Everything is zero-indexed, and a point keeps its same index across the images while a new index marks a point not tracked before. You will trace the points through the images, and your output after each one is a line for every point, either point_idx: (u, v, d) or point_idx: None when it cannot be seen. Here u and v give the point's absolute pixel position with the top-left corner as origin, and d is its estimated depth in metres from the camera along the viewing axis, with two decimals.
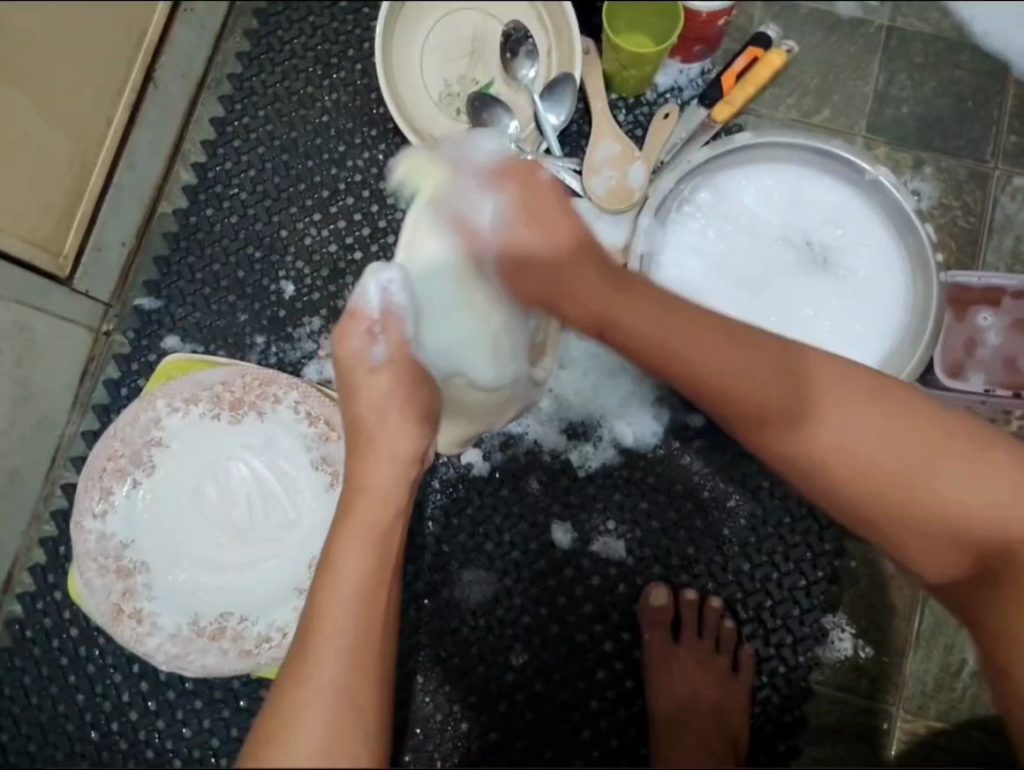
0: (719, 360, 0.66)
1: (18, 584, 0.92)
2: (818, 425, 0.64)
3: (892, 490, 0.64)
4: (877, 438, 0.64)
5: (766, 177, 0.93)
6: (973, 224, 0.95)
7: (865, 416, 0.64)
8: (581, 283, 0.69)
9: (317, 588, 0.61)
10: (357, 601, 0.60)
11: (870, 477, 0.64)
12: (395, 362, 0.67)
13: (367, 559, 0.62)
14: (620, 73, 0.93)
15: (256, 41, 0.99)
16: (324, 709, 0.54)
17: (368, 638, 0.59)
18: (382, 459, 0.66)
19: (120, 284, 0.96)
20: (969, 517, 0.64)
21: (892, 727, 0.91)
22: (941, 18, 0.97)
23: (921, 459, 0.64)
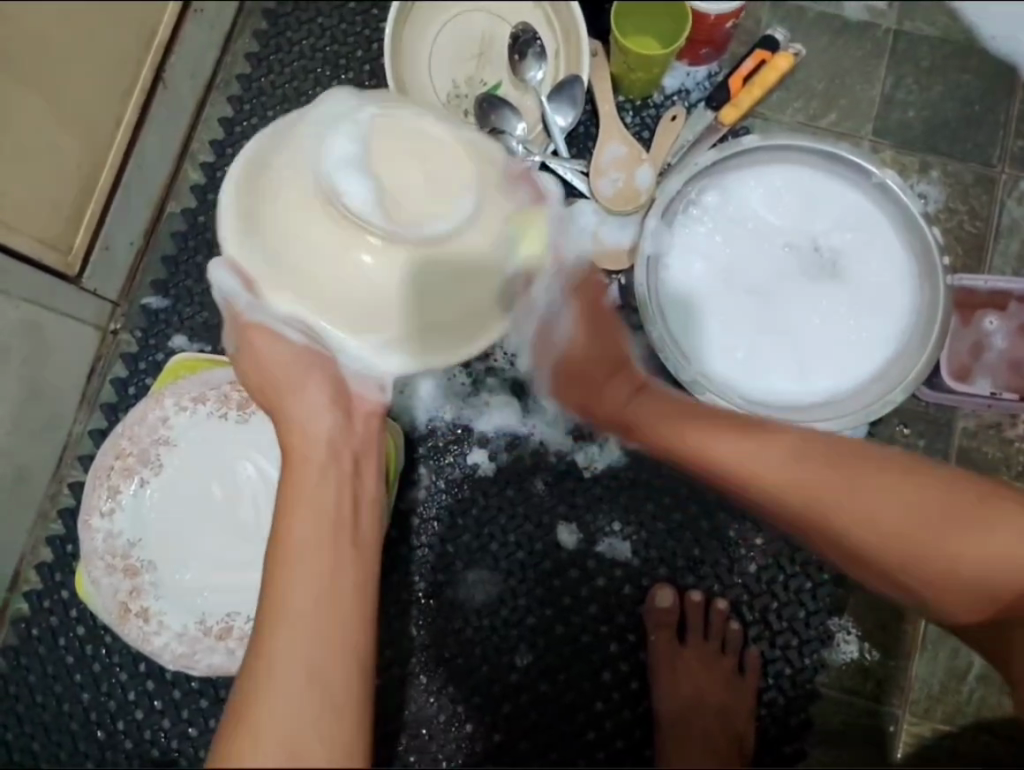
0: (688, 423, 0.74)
1: (24, 582, 0.93)
2: (767, 476, 0.70)
3: (870, 544, 0.68)
4: (838, 493, 0.68)
5: (773, 180, 0.93)
6: (980, 228, 0.96)
7: (826, 474, 0.69)
8: (614, 384, 0.79)
9: (268, 567, 0.56)
10: (310, 552, 0.56)
11: (877, 532, 0.68)
12: (240, 334, 0.66)
13: (310, 516, 0.58)
14: (628, 75, 0.93)
15: (266, 42, 0.99)
16: (292, 679, 0.50)
17: (329, 605, 0.54)
18: (304, 415, 0.65)
19: (128, 283, 0.97)
20: (948, 571, 0.67)
21: (898, 729, 0.91)
22: (948, 22, 0.98)
23: (892, 511, 0.67)
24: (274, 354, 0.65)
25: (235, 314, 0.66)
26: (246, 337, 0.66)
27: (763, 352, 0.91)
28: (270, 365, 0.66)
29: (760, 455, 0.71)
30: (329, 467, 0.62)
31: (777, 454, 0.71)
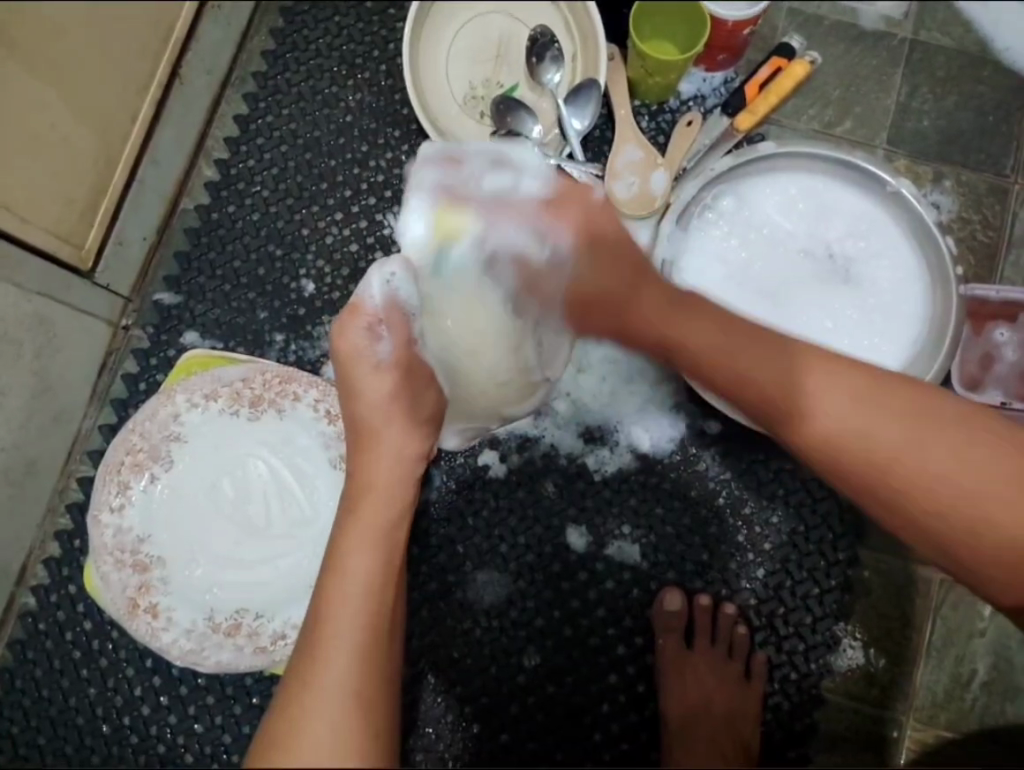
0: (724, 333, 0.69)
1: (31, 575, 0.92)
2: (826, 393, 0.65)
3: (901, 477, 0.64)
4: (867, 404, 0.64)
5: (789, 187, 0.94)
6: (992, 238, 0.96)
7: (874, 395, 0.65)
8: (642, 294, 0.71)
9: (321, 597, 0.61)
10: (363, 594, 0.60)
11: (918, 478, 0.63)
12: (400, 362, 0.68)
13: (372, 559, 0.62)
14: (646, 80, 0.93)
15: (282, 39, 0.99)
16: (338, 700, 0.54)
17: (373, 635, 0.59)
18: (388, 454, 0.68)
19: (140, 279, 0.96)
20: (964, 489, 0.63)
21: (902, 736, 0.92)
22: (964, 33, 0.98)
23: (913, 432, 0.63)
24: (405, 401, 0.69)
25: (408, 349, 0.68)
26: (410, 370, 0.69)
27: None
28: (416, 414, 0.70)
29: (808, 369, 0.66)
30: (401, 506, 0.67)
31: (834, 380, 0.65)
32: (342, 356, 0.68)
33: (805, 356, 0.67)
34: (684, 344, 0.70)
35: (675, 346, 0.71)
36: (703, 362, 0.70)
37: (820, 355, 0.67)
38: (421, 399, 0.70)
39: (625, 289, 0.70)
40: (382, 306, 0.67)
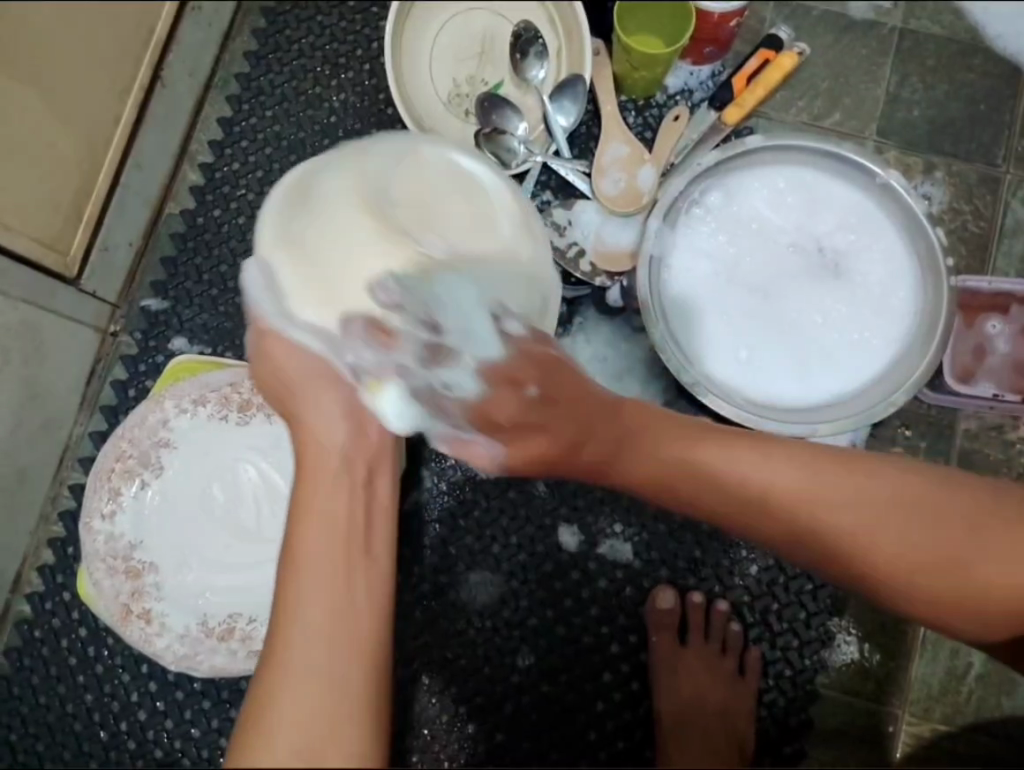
0: (695, 450, 0.69)
1: (26, 583, 0.93)
2: (785, 493, 0.67)
3: (899, 568, 0.66)
4: (814, 493, 0.67)
5: (777, 180, 0.93)
6: (983, 229, 0.95)
7: (872, 497, 0.67)
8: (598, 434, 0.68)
9: (283, 588, 0.59)
10: (320, 586, 0.58)
11: (915, 568, 0.66)
12: (259, 343, 0.64)
13: (322, 540, 0.59)
14: (631, 75, 0.92)
15: (265, 39, 0.98)
16: (303, 704, 0.53)
17: (339, 616, 0.57)
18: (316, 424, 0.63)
19: (127, 284, 0.96)
20: (943, 572, 0.66)
21: (897, 729, 0.92)
22: (954, 20, 0.97)
23: (909, 524, 0.66)
24: (294, 363, 0.63)
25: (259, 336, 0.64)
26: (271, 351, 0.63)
27: (764, 355, 0.91)
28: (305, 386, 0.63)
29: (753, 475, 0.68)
30: (345, 476, 0.62)
31: (780, 474, 0.68)
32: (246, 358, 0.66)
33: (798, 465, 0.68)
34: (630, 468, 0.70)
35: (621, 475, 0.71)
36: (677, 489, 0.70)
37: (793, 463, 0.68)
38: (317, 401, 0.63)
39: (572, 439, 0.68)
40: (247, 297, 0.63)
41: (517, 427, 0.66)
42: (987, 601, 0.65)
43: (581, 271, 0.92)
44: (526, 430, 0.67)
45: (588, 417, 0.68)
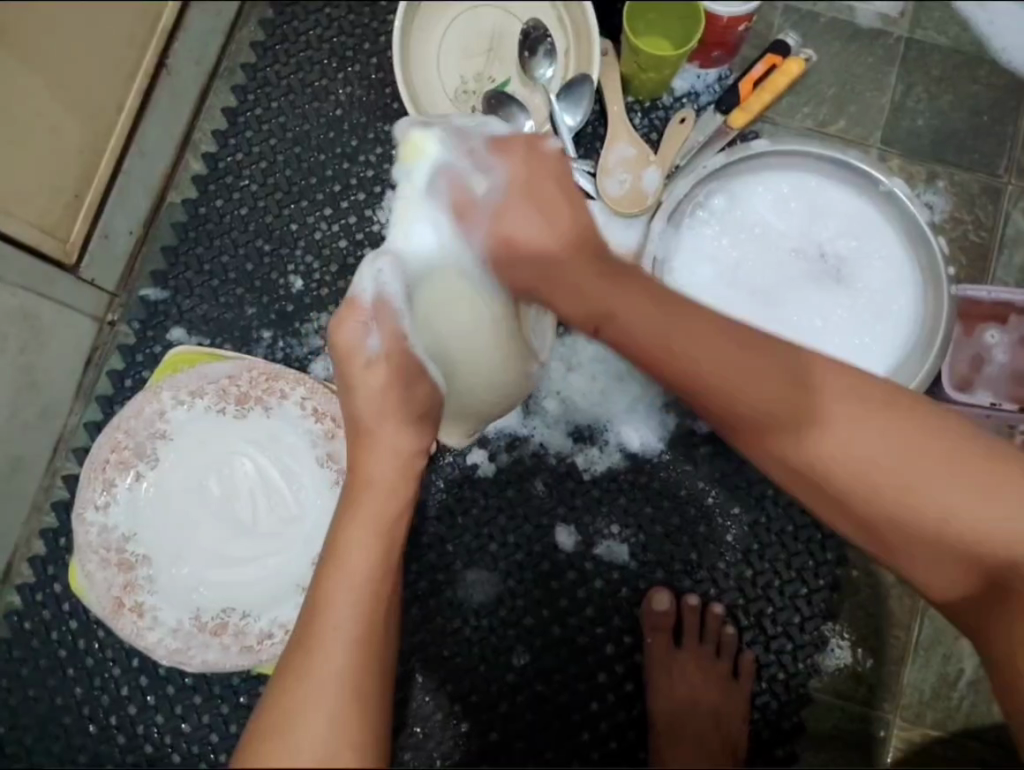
0: (675, 321, 0.65)
1: (16, 574, 0.91)
2: (821, 385, 0.63)
3: (849, 478, 0.63)
4: (845, 396, 0.63)
5: (782, 185, 0.93)
6: (984, 239, 0.96)
7: (852, 399, 0.63)
8: (558, 284, 0.67)
9: (319, 585, 0.59)
10: (366, 592, 0.58)
11: (861, 475, 0.63)
12: (388, 355, 0.65)
13: (371, 551, 0.60)
14: (639, 76, 0.92)
15: (272, 30, 0.97)
16: (333, 701, 0.53)
17: (372, 629, 0.57)
18: (383, 448, 0.65)
19: (126, 273, 0.95)
20: (901, 486, 0.63)
21: (888, 734, 0.92)
22: (960, 31, 0.98)
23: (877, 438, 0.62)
24: (373, 376, 0.65)
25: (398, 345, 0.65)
26: (401, 366, 0.65)
27: None
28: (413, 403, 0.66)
29: (801, 363, 0.63)
30: (400, 497, 0.64)
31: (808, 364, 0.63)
32: (337, 350, 0.65)
33: (788, 353, 0.64)
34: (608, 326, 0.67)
35: (601, 330, 0.67)
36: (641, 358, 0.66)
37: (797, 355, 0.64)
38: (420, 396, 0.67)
39: (554, 262, 0.67)
40: (371, 302, 0.65)
41: (534, 261, 0.68)
42: (941, 533, 0.64)
43: None
44: (537, 261, 0.68)
45: (574, 251, 0.68)
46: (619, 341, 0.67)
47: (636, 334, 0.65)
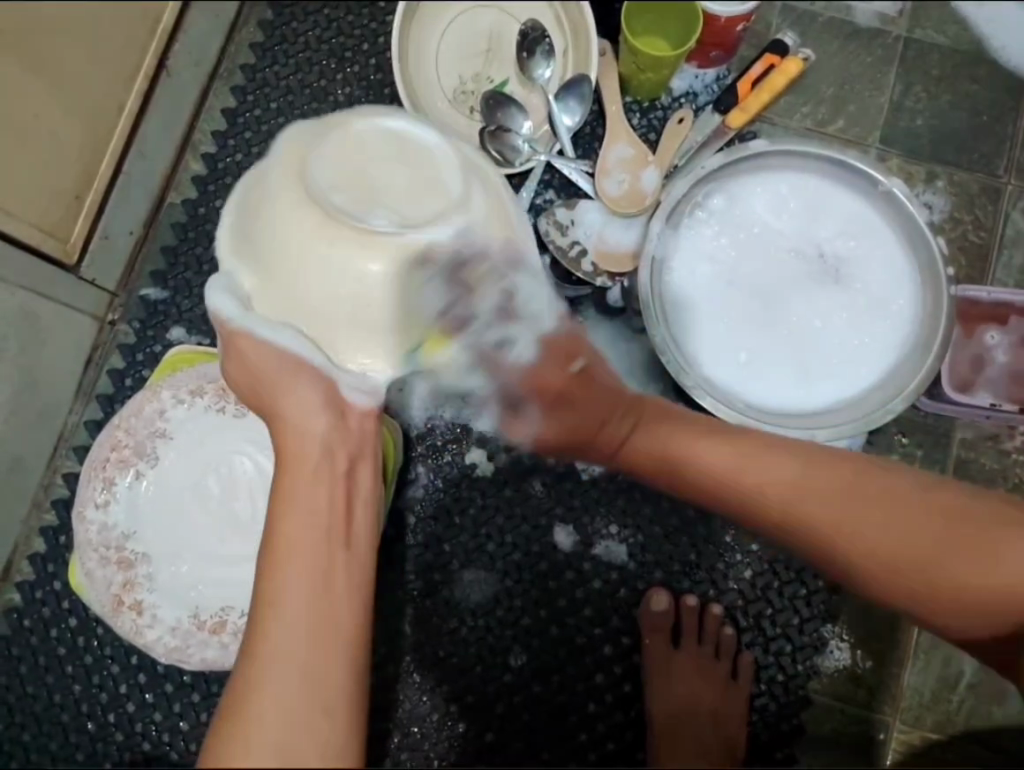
0: (665, 455, 0.76)
1: (16, 572, 0.92)
2: (812, 498, 0.71)
3: (875, 567, 0.69)
4: (833, 493, 0.70)
5: (780, 185, 0.93)
6: (984, 239, 0.95)
7: (860, 500, 0.70)
8: (661, 429, 0.77)
9: (263, 569, 0.58)
10: (307, 566, 0.57)
11: (888, 566, 0.69)
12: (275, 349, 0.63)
13: (307, 522, 0.59)
14: (637, 76, 0.92)
15: (271, 31, 0.98)
16: (285, 675, 0.53)
17: (316, 607, 0.56)
18: (292, 425, 0.63)
19: (127, 273, 0.96)
20: (920, 569, 0.68)
21: (888, 737, 0.92)
22: (959, 31, 0.97)
23: (893, 529, 0.69)
24: (271, 361, 0.63)
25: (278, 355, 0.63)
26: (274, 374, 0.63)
27: (766, 360, 0.91)
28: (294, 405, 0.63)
29: (802, 475, 0.72)
30: (328, 459, 0.62)
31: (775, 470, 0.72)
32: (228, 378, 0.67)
33: (791, 467, 0.72)
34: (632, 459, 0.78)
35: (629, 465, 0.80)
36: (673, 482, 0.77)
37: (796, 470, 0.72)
38: (297, 395, 0.63)
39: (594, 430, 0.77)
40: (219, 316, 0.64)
41: (558, 398, 0.78)
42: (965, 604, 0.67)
43: (583, 270, 0.91)
44: (561, 402, 0.78)
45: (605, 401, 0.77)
46: (648, 467, 0.78)
47: (645, 453, 0.77)
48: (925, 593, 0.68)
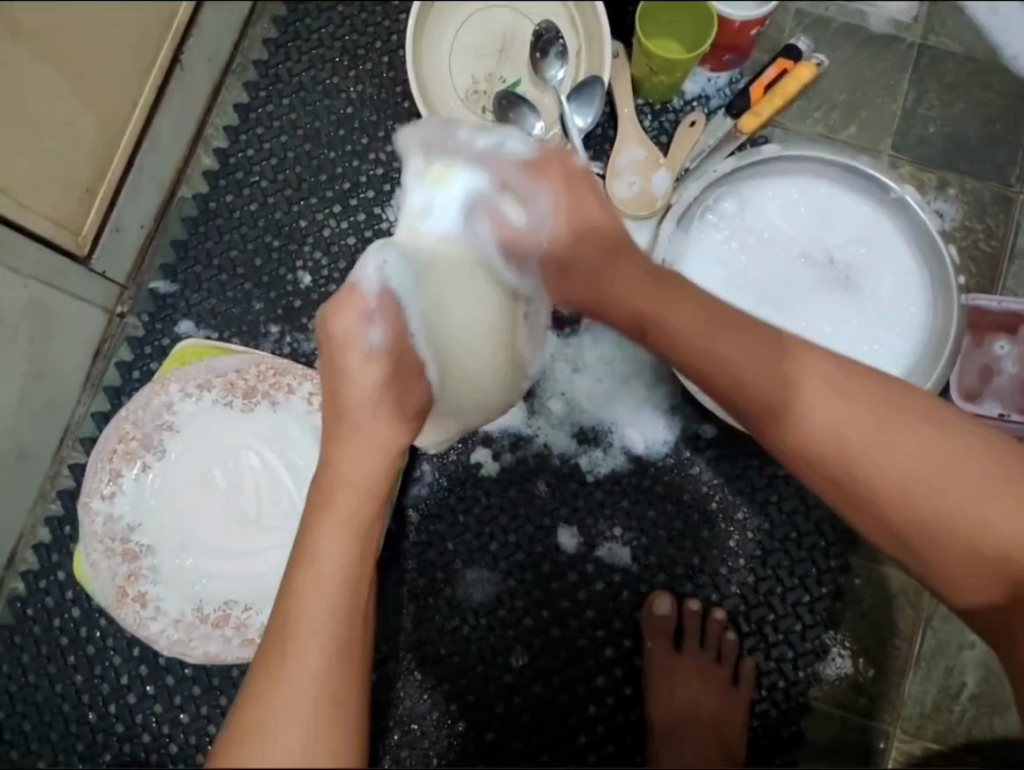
0: (722, 335, 0.66)
1: (21, 562, 0.92)
2: (842, 417, 0.63)
3: (897, 496, 0.63)
4: (876, 416, 0.63)
5: (792, 190, 0.93)
6: (995, 248, 0.95)
7: (911, 424, 0.63)
8: (616, 271, 0.69)
9: (291, 586, 0.59)
10: (337, 590, 0.59)
11: (905, 494, 0.63)
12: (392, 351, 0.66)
13: (344, 548, 0.61)
14: (650, 78, 0.92)
15: (285, 27, 0.98)
16: (310, 695, 0.53)
17: (347, 628, 0.57)
18: (356, 451, 0.65)
19: (137, 266, 0.96)
20: (944, 504, 0.62)
21: (889, 746, 0.91)
22: (973, 39, 0.97)
23: (933, 470, 0.62)
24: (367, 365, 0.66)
25: (400, 341, 0.66)
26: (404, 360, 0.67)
27: None
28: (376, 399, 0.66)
29: (834, 377, 0.64)
30: (375, 500, 0.65)
31: (818, 381, 0.64)
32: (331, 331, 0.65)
33: (828, 370, 0.64)
34: (659, 330, 0.68)
35: (646, 330, 0.69)
36: (678, 357, 0.68)
37: (838, 372, 0.64)
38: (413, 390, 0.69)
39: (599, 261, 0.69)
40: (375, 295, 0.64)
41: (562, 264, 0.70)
42: (986, 553, 0.62)
43: None
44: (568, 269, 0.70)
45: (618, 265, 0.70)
46: (666, 349, 0.69)
47: (686, 332, 0.67)
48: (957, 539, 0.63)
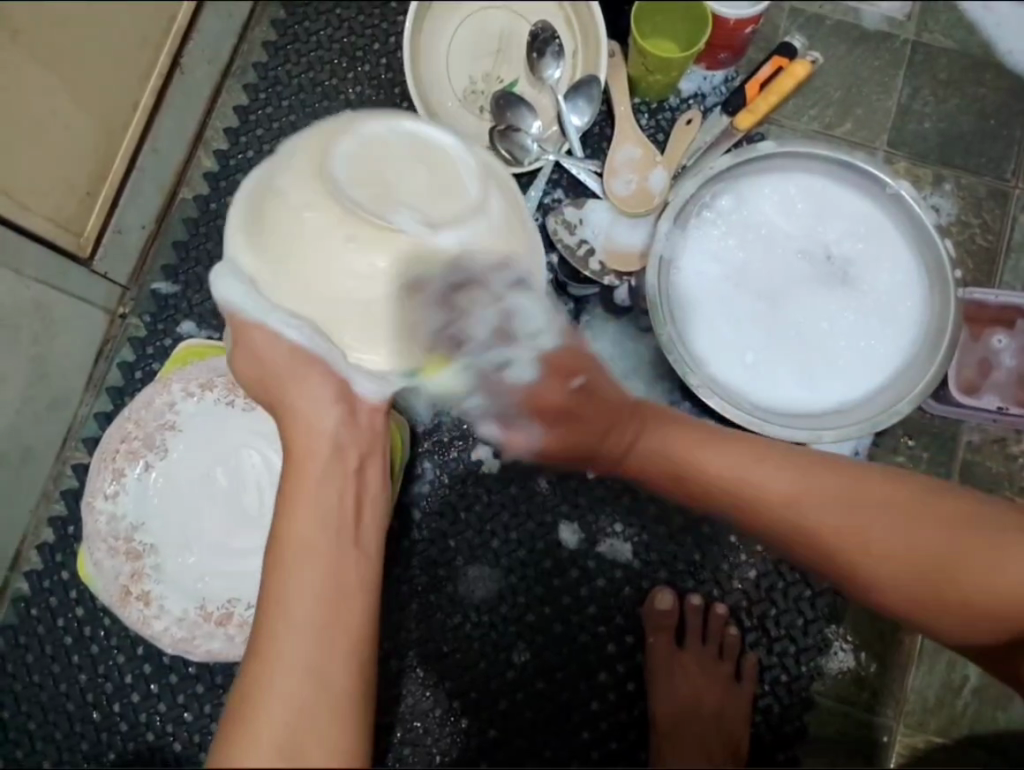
0: (687, 447, 0.73)
1: (25, 561, 0.93)
2: (809, 503, 0.70)
3: (882, 564, 0.69)
4: (839, 497, 0.69)
5: (788, 187, 0.94)
6: (991, 242, 0.96)
7: (871, 499, 0.69)
8: (616, 432, 0.74)
9: (270, 569, 0.58)
10: (314, 570, 0.57)
11: (892, 561, 0.68)
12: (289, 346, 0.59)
13: (314, 526, 0.58)
14: (646, 77, 0.93)
15: (284, 30, 0.99)
16: (296, 684, 0.54)
17: (322, 613, 0.56)
18: (305, 416, 0.61)
19: (138, 267, 0.97)
20: (927, 565, 0.68)
21: (892, 741, 0.91)
22: (967, 35, 0.98)
23: (909, 533, 0.68)
24: (275, 352, 0.60)
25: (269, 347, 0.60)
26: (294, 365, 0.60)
27: (771, 359, 0.91)
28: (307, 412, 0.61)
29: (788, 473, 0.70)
30: (340, 465, 0.61)
31: (786, 478, 0.70)
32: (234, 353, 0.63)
33: (779, 465, 0.71)
34: (646, 469, 0.76)
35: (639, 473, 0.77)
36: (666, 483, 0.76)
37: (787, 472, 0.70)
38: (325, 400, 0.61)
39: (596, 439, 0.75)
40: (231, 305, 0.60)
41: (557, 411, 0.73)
42: (979, 605, 0.67)
43: (591, 269, 0.92)
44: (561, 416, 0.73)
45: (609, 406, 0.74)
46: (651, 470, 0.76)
47: (659, 456, 0.74)
48: (954, 605, 0.67)
